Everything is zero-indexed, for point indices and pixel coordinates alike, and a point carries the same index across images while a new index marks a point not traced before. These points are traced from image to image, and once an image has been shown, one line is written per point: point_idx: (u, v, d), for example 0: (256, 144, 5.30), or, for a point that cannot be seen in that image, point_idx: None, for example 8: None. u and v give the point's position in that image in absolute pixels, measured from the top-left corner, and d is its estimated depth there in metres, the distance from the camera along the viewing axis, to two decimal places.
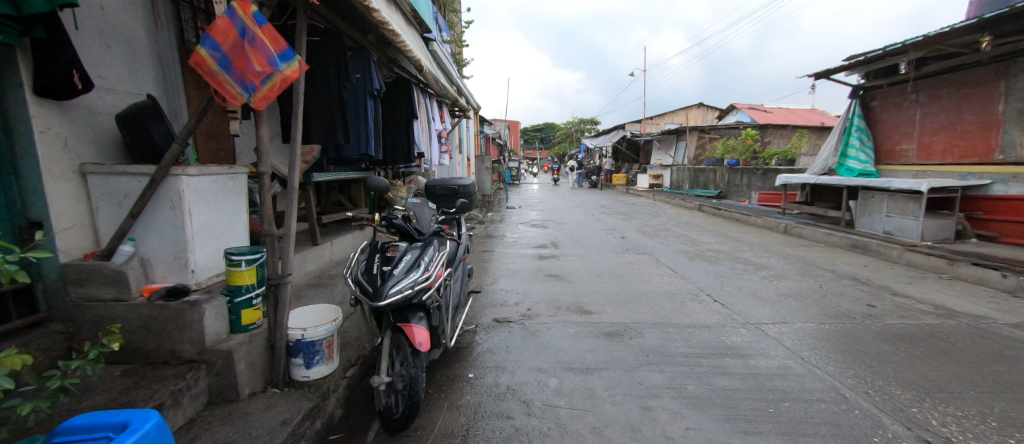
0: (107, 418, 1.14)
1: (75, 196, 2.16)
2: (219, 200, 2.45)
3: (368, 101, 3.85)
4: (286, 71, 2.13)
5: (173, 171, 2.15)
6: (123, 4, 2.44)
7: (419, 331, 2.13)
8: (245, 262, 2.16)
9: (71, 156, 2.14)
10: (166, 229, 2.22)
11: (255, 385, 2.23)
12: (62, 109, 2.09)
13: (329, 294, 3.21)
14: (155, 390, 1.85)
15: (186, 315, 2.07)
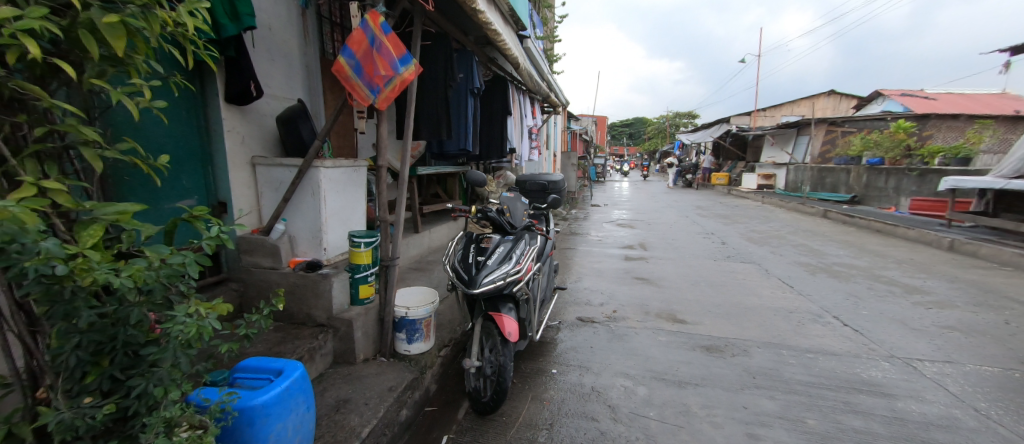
0: (268, 363, 1.41)
1: (248, 183, 2.70)
2: (346, 189, 2.84)
3: (470, 100, 4.07)
4: (404, 74, 2.33)
5: (315, 164, 2.56)
6: (284, 25, 2.95)
7: (509, 322, 2.20)
8: (363, 244, 2.48)
9: (246, 150, 2.68)
10: (307, 212, 2.65)
11: (368, 352, 2.55)
12: (242, 113, 2.63)
13: (427, 278, 3.50)
14: (296, 346, 2.23)
15: (320, 285, 2.45)
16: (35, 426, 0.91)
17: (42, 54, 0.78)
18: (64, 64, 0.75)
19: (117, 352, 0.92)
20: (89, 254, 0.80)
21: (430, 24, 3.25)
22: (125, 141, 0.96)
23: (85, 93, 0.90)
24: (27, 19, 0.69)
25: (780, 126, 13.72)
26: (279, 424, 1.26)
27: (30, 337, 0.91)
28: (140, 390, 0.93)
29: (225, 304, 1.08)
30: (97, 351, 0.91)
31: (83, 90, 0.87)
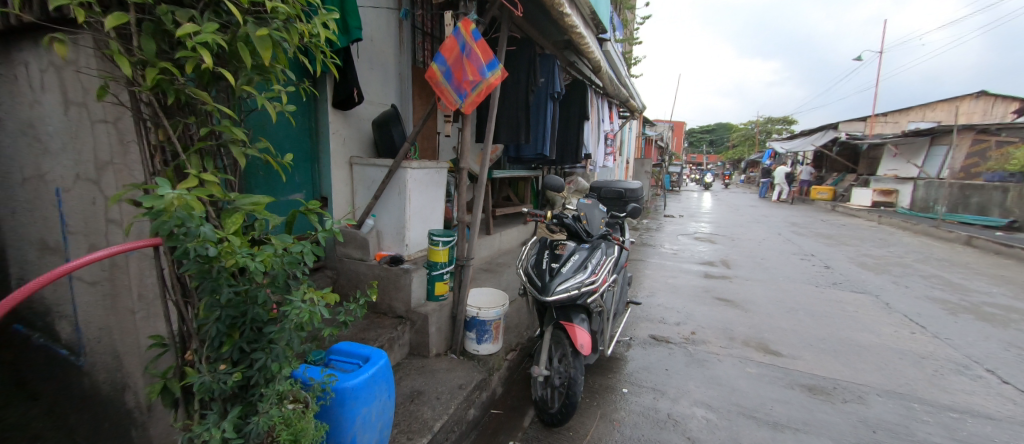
0: (357, 349, 1.51)
1: (346, 180, 2.97)
2: (429, 189, 3.00)
3: (549, 104, 4.06)
4: (490, 78, 2.37)
5: (403, 165, 2.73)
6: (384, 36, 3.21)
7: (582, 334, 2.11)
8: (441, 243, 2.59)
9: (346, 151, 2.95)
10: (394, 210, 2.84)
11: (440, 348, 2.65)
12: (345, 117, 2.90)
13: (497, 279, 3.55)
14: (378, 334, 2.39)
15: (401, 279, 2.60)
16: (181, 383, 1.07)
17: (210, 64, 0.92)
18: (227, 72, 0.88)
19: (246, 327, 1.06)
20: (234, 240, 0.93)
21: (515, 30, 3.30)
22: (261, 141, 1.10)
23: (236, 97, 1.05)
24: (204, 33, 0.82)
25: (907, 134, 11.68)
26: (365, 408, 1.34)
27: (183, 307, 1.07)
28: (261, 362, 1.06)
29: (332, 292, 1.18)
30: (231, 324, 1.05)
31: (236, 97, 1.01)
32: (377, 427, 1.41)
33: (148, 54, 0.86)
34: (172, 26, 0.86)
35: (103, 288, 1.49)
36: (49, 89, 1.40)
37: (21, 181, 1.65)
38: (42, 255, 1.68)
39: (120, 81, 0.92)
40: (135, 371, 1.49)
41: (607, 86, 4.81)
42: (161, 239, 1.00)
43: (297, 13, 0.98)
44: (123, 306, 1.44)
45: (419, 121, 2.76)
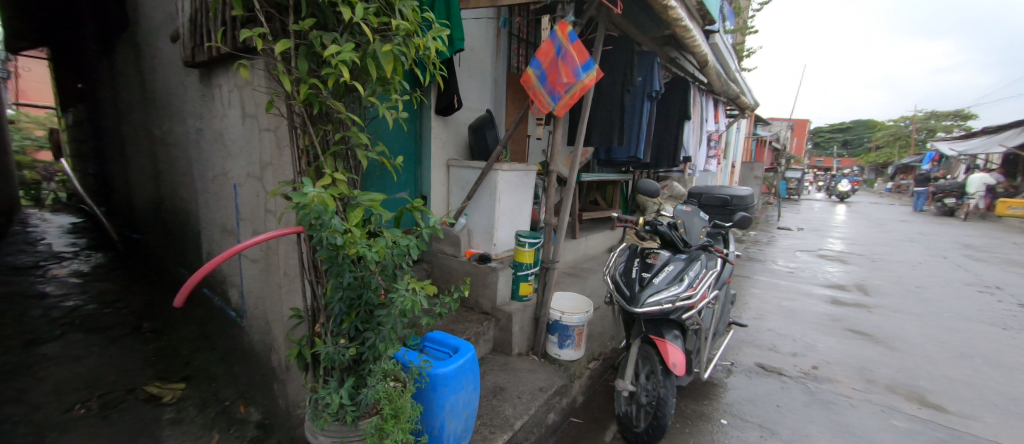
0: (448, 340, 1.60)
1: (443, 181, 3.19)
2: (519, 191, 3.07)
3: (646, 104, 3.86)
4: (585, 80, 2.32)
5: (495, 167, 2.85)
6: (483, 45, 3.38)
7: (674, 352, 1.97)
8: (527, 244, 2.67)
9: (445, 154, 3.17)
10: (484, 209, 2.97)
11: (522, 347, 2.69)
12: (445, 122, 3.12)
13: (582, 285, 3.49)
14: (466, 327, 2.52)
15: (488, 277, 2.70)
16: (310, 351, 1.27)
17: (346, 78, 1.07)
18: (357, 84, 1.02)
19: (360, 308, 1.21)
20: (356, 232, 1.06)
21: (613, 29, 3.22)
22: (380, 145, 1.24)
23: (363, 106, 1.20)
24: (343, 52, 0.96)
25: None
26: (453, 396, 1.43)
27: (314, 285, 1.27)
28: (371, 341, 1.20)
29: (432, 284, 1.28)
30: (350, 306, 1.21)
31: (364, 106, 1.16)
32: (463, 416, 1.49)
33: (301, 72, 1.03)
34: (319, 47, 1.02)
35: (260, 264, 1.83)
36: (232, 105, 1.77)
37: (213, 177, 2.11)
38: (222, 236, 2.13)
39: (281, 96, 1.12)
40: (279, 335, 1.77)
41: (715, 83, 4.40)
42: (302, 227, 1.20)
43: (415, 29, 1.09)
44: (271, 282, 1.74)
45: (512, 124, 2.85)
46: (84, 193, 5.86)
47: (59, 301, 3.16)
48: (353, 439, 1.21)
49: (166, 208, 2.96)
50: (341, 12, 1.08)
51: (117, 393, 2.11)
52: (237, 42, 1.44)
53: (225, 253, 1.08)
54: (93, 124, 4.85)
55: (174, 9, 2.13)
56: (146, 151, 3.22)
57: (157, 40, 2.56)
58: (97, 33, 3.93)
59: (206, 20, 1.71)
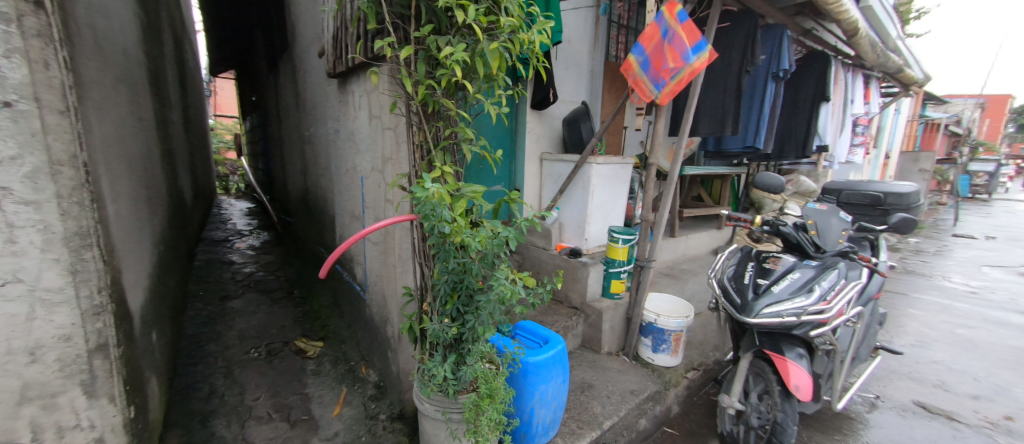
0: (538, 331, 1.63)
1: (537, 174, 3.23)
2: (613, 184, 2.96)
3: (771, 85, 3.37)
4: (695, 63, 2.12)
5: (589, 160, 2.78)
6: (581, 35, 3.31)
7: (797, 371, 1.74)
8: (621, 240, 2.54)
9: (539, 147, 3.20)
10: (577, 203, 2.93)
11: (613, 346, 2.62)
12: (540, 116, 3.15)
13: (682, 288, 3.24)
14: (555, 320, 2.54)
15: (578, 272, 2.68)
16: (419, 327, 1.41)
17: (456, 77, 1.15)
18: (467, 81, 1.09)
19: (462, 292, 1.31)
20: (461, 221, 1.14)
21: (731, 2, 2.87)
22: (483, 139, 1.31)
23: (470, 102, 1.28)
24: (456, 54, 1.03)
25: None
26: (543, 386, 1.45)
27: (423, 267, 1.40)
28: (471, 323, 1.29)
29: (529, 275, 1.33)
30: (453, 288, 1.31)
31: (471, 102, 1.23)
32: (552, 406, 1.51)
33: (418, 75, 1.14)
34: (434, 51, 1.12)
35: (379, 247, 2.07)
36: (362, 108, 2.03)
37: (345, 171, 2.46)
38: (351, 222, 2.47)
39: (402, 96, 1.26)
40: (393, 310, 1.99)
41: (867, 54, 3.64)
42: (416, 215, 1.34)
43: (520, 25, 1.11)
44: (388, 263, 1.97)
45: (610, 116, 2.74)
46: (256, 184, 7.32)
47: (241, 267, 4.08)
48: (453, 411, 1.31)
49: (310, 196, 3.53)
50: (454, 16, 1.16)
51: (278, 342, 2.71)
52: (368, 51, 1.64)
53: (362, 233, 1.30)
54: (262, 128, 5.99)
55: (322, 27, 2.50)
56: (297, 149, 3.87)
57: (307, 55, 3.05)
58: (266, 53, 4.81)
59: (346, 35, 1.98)
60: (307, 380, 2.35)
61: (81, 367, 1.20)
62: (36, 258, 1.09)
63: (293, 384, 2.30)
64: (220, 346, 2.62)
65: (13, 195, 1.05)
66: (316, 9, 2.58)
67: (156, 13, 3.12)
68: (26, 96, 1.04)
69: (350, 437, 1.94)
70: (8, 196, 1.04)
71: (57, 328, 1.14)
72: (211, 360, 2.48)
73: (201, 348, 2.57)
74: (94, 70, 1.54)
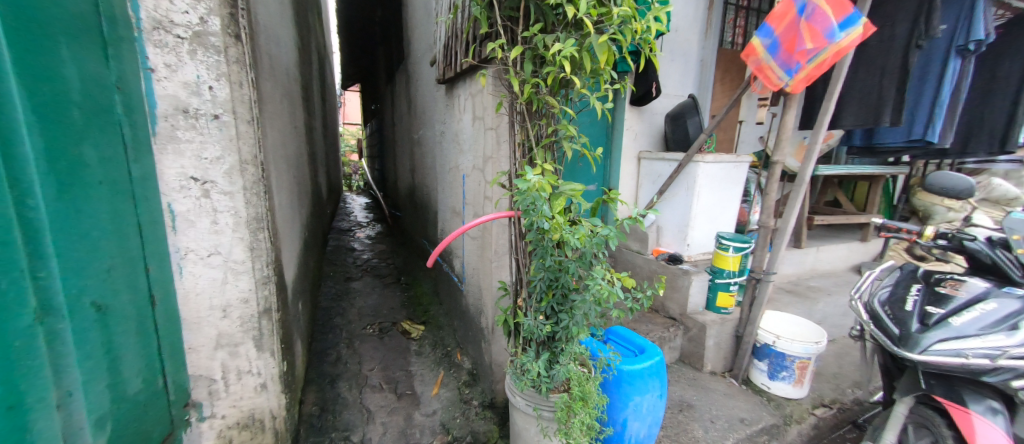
0: (633, 339, 1.55)
1: (633, 174, 3.08)
2: (724, 185, 2.67)
3: (954, 64, 2.67)
4: (844, 41, 1.80)
5: (695, 158, 2.55)
6: (691, 22, 3.04)
7: (985, 427, 1.36)
8: (732, 248, 2.28)
9: (637, 146, 3.04)
10: (679, 205, 2.70)
11: (717, 366, 2.37)
12: (641, 112, 2.99)
13: (809, 308, 2.78)
14: (650, 329, 2.38)
15: (679, 280, 2.47)
16: (514, 321, 1.45)
17: (562, 75, 1.17)
18: (573, 78, 1.10)
19: (557, 290, 1.32)
20: (560, 218, 1.14)
21: None
22: (585, 137, 1.30)
23: (574, 99, 1.28)
24: (565, 50, 1.05)
25: None
26: (638, 397, 1.38)
27: (520, 263, 1.43)
28: (566, 322, 1.29)
29: (628, 277, 1.29)
30: (549, 286, 1.33)
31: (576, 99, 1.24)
32: (647, 421, 1.42)
33: (524, 74, 1.18)
34: (542, 49, 1.14)
35: (477, 242, 2.19)
36: (466, 111, 2.16)
37: (448, 169, 2.65)
38: (452, 217, 2.65)
39: (508, 96, 1.32)
40: (488, 303, 2.08)
41: None
42: (515, 211, 1.38)
43: (634, 14, 1.08)
44: (485, 257, 2.06)
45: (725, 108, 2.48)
46: (372, 181, 8.30)
47: (360, 253, 4.68)
48: (544, 408, 1.32)
49: (417, 193, 3.88)
50: (562, 12, 1.17)
51: (388, 322, 3.04)
52: (477, 55, 1.74)
53: (464, 228, 1.37)
54: (380, 132, 6.78)
55: (434, 38, 2.72)
56: (407, 150, 4.28)
57: (420, 65, 3.35)
58: (385, 65, 5.41)
59: (456, 43, 2.12)
60: (411, 359, 2.59)
61: (254, 325, 1.49)
62: (230, 236, 1.39)
63: (400, 361, 2.56)
64: (344, 320, 3.04)
65: (218, 187, 1.35)
66: (430, 22, 2.81)
67: (307, 37, 3.72)
68: (228, 109, 1.33)
69: (447, 417, 2.09)
70: (215, 187, 1.34)
71: (241, 292, 1.44)
72: (337, 331, 2.89)
73: (331, 320, 3.02)
74: (268, 88, 1.90)
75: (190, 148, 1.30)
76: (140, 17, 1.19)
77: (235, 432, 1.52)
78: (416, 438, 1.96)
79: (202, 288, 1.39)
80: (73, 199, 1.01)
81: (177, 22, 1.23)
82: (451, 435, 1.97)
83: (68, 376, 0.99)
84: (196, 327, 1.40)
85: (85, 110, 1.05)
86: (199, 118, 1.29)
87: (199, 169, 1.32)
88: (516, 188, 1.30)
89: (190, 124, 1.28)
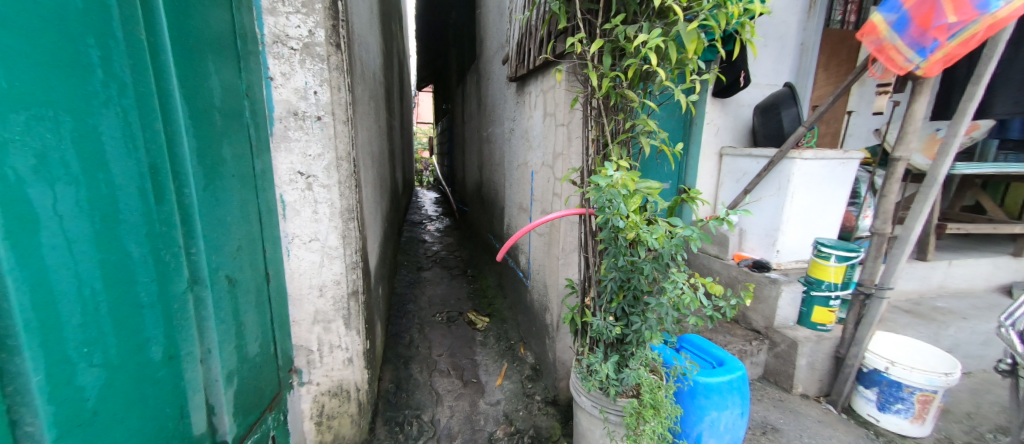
0: (711, 350, 1.45)
1: (714, 171, 2.84)
2: (825, 185, 2.36)
3: None
4: (1003, 11, 1.49)
5: (791, 154, 2.27)
6: (791, 3, 2.72)
7: None
8: (835, 257, 2.02)
9: (719, 141, 2.80)
10: (768, 206, 2.44)
11: (810, 388, 2.11)
12: (725, 105, 2.75)
13: (934, 331, 2.35)
14: (729, 341, 2.19)
15: (765, 290, 2.24)
16: (581, 320, 1.44)
17: (645, 67, 1.12)
18: (658, 70, 1.05)
19: (629, 292, 1.27)
20: (636, 217, 1.12)
21: None
22: (665, 132, 1.25)
23: (655, 93, 1.23)
24: (652, 40, 1.00)
25: None
26: (715, 413, 1.28)
27: (589, 262, 1.40)
28: (638, 325, 1.25)
29: (713, 282, 1.23)
30: (621, 287, 1.29)
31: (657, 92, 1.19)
32: (725, 439, 1.31)
33: (604, 68, 1.16)
34: (623, 41, 1.11)
35: (544, 238, 2.19)
36: (537, 107, 2.16)
37: (516, 166, 2.68)
38: (519, 213, 2.67)
39: (583, 91, 1.30)
40: (553, 300, 2.07)
41: None
42: (586, 208, 1.35)
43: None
44: (552, 254, 2.05)
45: (829, 99, 2.19)
46: (442, 177, 8.68)
47: (431, 245, 4.94)
48: (611, 412, 1.29)
49: (485, 188, 3.98)
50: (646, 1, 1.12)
51: (455, 312, 3.18)
52: (551, 51, 1.73)
53: (532, 225, 1.38)
54: (450, 130, 7.06)
55: (506, 36, 2.76)
56: (476, 147, 4.42)
57: (491, 63, 3.43)
58: (458, 65, 5.63)
59: (530, 40, 2.13)
60: (476, 348, 2.68)
61: (345, 305, 1.66)
62: (326, 224, 1.56)
63: (466, 349, 2.66)
64: (416, 307, 3.23)
65: (318, 180, 1.52)
66: (503, 21, 2.86)
67: (390, 43, 4.01)
68: (328, 112, 1.49)
69: (510, 408, 2.13)
70: (316, 180, 1.51)
71: (333, 275, 1.61)
72: (409, 316, 3.08)
73: (405, 306, 3.23)
74: (359, 91, 2.08)
75: (298, 146, 1.47)
76: (264, 33, 1.37)
77: (326, 399, 1.70)
78: (481, 425, 2.02)
79: (304, 269, 1.57)
80: (213, 182, 1.11)
81: (292, 36, 1.40)
82: (514, 426, 2.01)
83: (208, 336, 1.09)
84: (299, 303, 1.59)
85: (224, 114, 1.18)
86: (306, 119, 1.47)
87: (304, 164, 1.49)
88: (589, 185, 1.28)
89: (298, 125, 1.46)
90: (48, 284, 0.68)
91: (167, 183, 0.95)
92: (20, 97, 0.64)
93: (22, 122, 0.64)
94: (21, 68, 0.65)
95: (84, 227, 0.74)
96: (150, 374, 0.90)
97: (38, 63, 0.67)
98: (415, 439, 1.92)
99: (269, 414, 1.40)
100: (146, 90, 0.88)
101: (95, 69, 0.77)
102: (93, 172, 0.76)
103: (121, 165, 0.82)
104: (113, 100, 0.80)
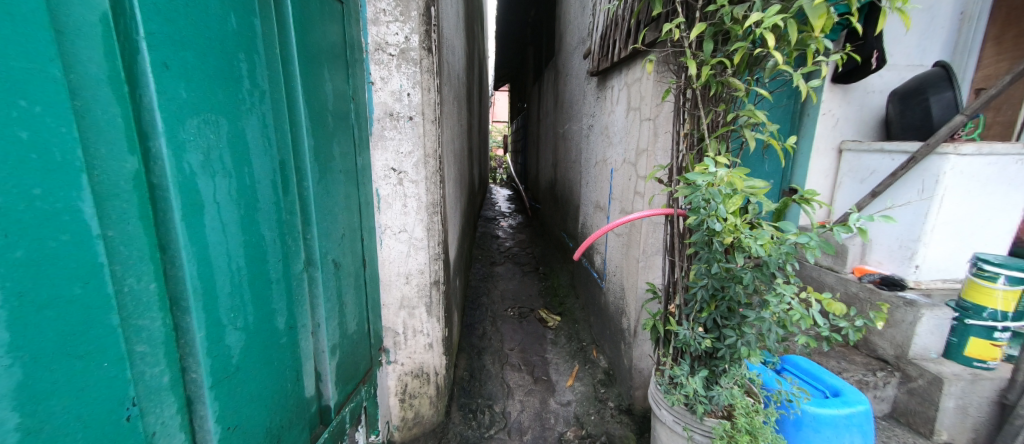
0: (823, 377, 1.25)
1: (829, 170, 2.44)
2: (991, 188, 1.89)
3: None
4: None
5: (942, 150, 1.85)
6: None
7: None
8: (1004, 279, 1.65)
9: (837, 134, 2.40)
10: (904, 212, 2.03)
11: (957, 437, 1.71)
12: (849, 92, 2.35)
13: None
14: (844, 368, 1.87)
15: (897, 313, 1.86)
16: (664, 327, 1.34)
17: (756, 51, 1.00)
18: (774, 53, 0.93)
19: (722, 302, 1.16)
20: (736, 220, 1.00)
21: None
22: (773, 124, 1.10)
23: (764, 80, 1.09)
24: (770, 18, 0.88)
25: None
26: None
27: (675, 267, 1.30)
28: (733, 340, 1.13)
29: (834, 300, 1.06)
30: (713, 295, 1.18)
31: (768, 78, 1.05)
32: None
33: (705, 54, 1.05)
34: (731, 24, 0.99)
35: (623, 239, 2.09)
36: (620, 102, 2.06)
37: (594, 163, 2.60)
38: (596, 212, 2.59)
39: (676, 82, 1.21)
40: (630, 304, 1.97)
41: None
42: (673, 209, 1.25)
43: None
44: (631, 255, 1.95)
45: (1004, 79, 1.74)
46: (516, 175, 8.78)
47: (505, 241, 5.04)
48: (697, 431, 1.18)
49: (560, 186, 3.93)
50: None
51: (527, 308, 3.20)
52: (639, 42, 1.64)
53: (611, 226, 1.30)
54: (525, 128, 7.08)
55: (588, 30, 2.68)
56: (552, 144, 4.38)
57: (570, 59, 3.37)
58: (535, 63, 5.65)
59: (615, 32, 2.03)
60: (547, 346, 2.67)
61: (427, 293, 1.76)
62: (413, 217, 1.67)
63: (537, 347, 2.67)
64: (488, 301, 3.32)
65: (409, 176, 1.63)
66: (586, 15, 2.78)
67: (472, 44, 4.15)
68: (419, 112, 1.59)
69: (581, 411, 2.08)
70: (407, 176, 1.63)
71: (418, 264, 1.72)
72: (482, 309, 3.18)
73: (478, 299, 3.34)
74: (446, 92, 2.19)
75: (393, 144, 1.60)
76: (367, 42, 1.51)
77: (409, 379, 1.83)
78: (551, 424, 2.01)
79: (393, 258, 1.70)
80: (326, 176, 1.25)
81: (390, 43, 1.52)
82: (585, 430, 1.96)
83: (318, 311, 1.23)
84: (388, 288, 1.73)
85: (335, 115, 1.32)
86: (400, 119, 1.58)
87: (397, 161, 1.61)
88: (679, 184, 1.18)
89: (393, 125, 1.58)
90: (210, 259, 0.81)
91: (291, 176, 1.09)
92: (198, 103, 0.78)
93: (197, 124, 0.77)
94: (200, 80, 0.78)
95: (234, 212, 0.87)
96: (275, 341, 1.04)
97: (210, 75, 0.81)
98: (487, 428, 1.98)
99: (362, 387, 1.54)
100: (277, 96, 1.02)
101: (244, 79, 0.90)
102: (240, 166, 0.89)
103: (259, 161, 0.95)
104: (255, 106, 0.94)
